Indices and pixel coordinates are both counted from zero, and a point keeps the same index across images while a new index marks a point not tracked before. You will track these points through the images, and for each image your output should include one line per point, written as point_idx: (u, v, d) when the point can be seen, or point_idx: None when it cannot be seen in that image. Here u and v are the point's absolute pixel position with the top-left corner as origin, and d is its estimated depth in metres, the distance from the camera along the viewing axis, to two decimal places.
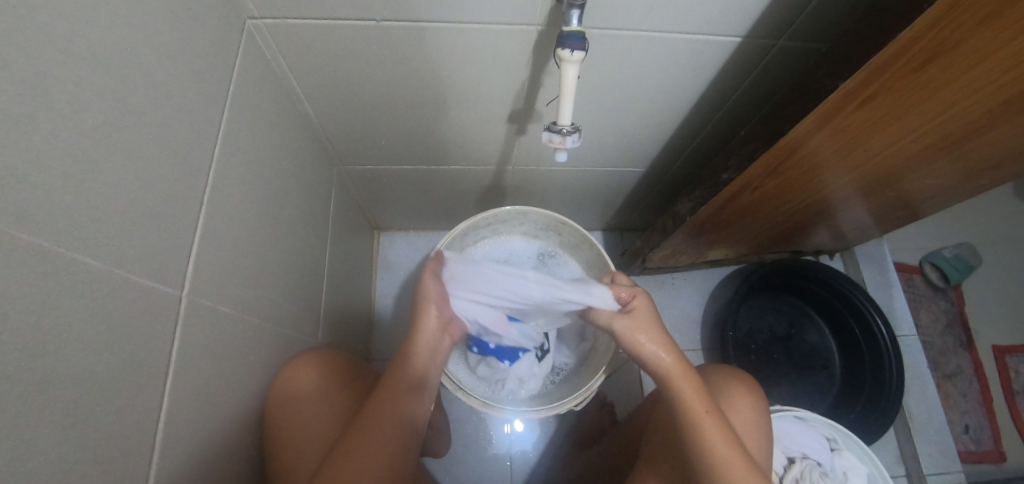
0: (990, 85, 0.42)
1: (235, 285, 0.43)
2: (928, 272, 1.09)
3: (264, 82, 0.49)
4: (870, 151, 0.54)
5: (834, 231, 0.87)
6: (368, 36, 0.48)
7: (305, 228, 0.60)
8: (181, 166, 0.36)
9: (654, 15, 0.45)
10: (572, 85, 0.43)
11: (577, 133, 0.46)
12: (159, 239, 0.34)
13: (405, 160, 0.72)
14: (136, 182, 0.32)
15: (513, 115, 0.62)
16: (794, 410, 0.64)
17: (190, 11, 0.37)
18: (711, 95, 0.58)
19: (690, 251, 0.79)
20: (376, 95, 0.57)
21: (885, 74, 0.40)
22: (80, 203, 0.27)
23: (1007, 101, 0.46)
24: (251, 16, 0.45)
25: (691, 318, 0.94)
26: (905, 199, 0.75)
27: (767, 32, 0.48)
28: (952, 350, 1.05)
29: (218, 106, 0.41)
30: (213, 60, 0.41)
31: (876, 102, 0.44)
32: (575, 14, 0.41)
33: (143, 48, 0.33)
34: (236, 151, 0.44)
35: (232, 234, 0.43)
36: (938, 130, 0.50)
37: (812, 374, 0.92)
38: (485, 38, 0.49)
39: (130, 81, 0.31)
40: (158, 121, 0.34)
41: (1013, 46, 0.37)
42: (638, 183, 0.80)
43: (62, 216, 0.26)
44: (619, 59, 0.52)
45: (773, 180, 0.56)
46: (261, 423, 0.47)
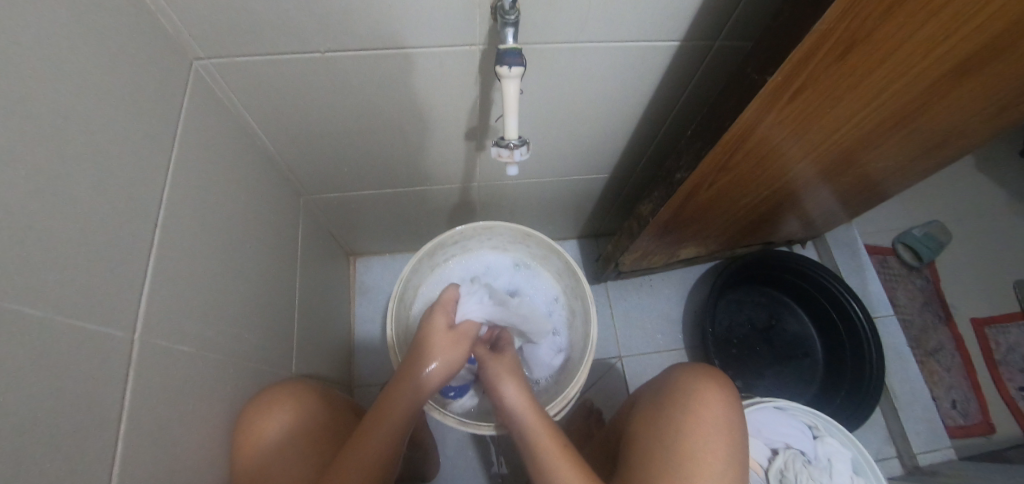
0: (918, 65, 0.44)
1: (195, 322, 0.43)
2: (901, 252, 1.10)
3: (217, 120, 0.50)
4: (816, 138, 0.55)
5: (802, 218, 0.88)
6: (315, 68, 0.49)
7: (271, 260, 0.60)
8: (128, 209, 0.37)
9: (589, 26, 0.47)
10: (515, 100, 0.44)
11: (524, 146, 0.47)
12: (108, 284, 0.34)
13: (370, 186, 0.73)
14: (80, 228, 0.32)
15: (469, 133, 0.63)
16: (774, 400, 0.64)
17: (131, 58, 0.38)
18: (660, 97, 0.60)
19: (660, 251, 0.80)
20: (331, 125, 0.58)
21: (808, 67, 0.41)
22: (19, 253, 0.27)
23: (936, 80, 0.47)
24: (197, 57, 0.46)
25: (671, 317, 0.95)
26: (865, 181, 0.77)
27: (702, 34, 0.50)
28: (932, 326, 1.06)
29: (166, 148, 0.42)
30: (160, 104, 0.41)
31: (808, 93, 0.45)
32: (510, 32, 0.42)
33: (84, 96, 0.33)
34: (190, 189, 0.44)
35: (189, 272, 0.43)
36: (879, 111, 0.52)
37: (795, 363, 0.93)
38: (429, 62, 0.50)
39: (71, 130, 0.32)
40: (103, 166, 0.34)
41: (925, 28, 0.39)
42: (603, 189, 0.81)
43: (1, 268, 0.26)
44: (563, 72, 0.53)
45: (727, 175, 0.58)
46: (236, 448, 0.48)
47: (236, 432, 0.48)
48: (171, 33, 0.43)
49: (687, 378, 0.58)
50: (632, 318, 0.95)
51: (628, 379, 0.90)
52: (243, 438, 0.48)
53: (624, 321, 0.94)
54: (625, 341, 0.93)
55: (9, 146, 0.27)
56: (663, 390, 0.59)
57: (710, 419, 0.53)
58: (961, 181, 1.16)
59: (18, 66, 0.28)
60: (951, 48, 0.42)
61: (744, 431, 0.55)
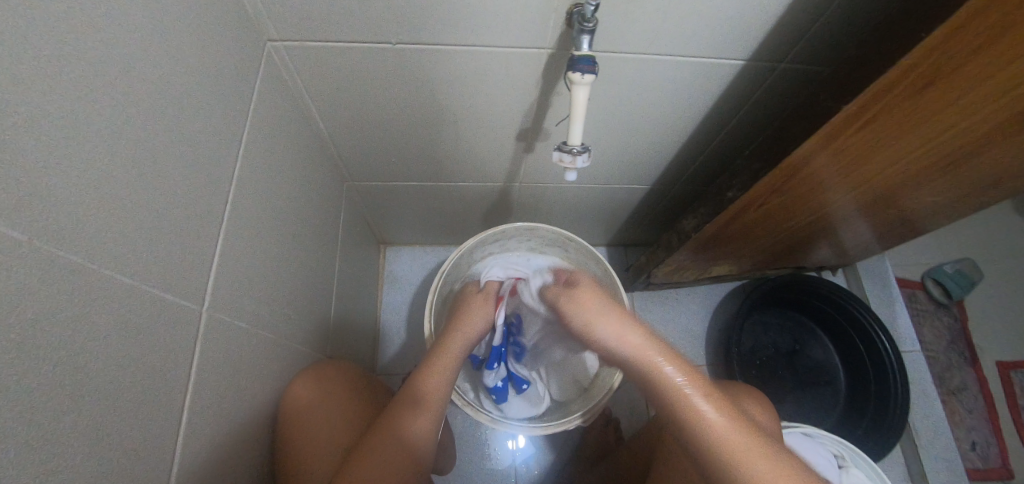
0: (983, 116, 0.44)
1: (251, 300, 0.44)
2: (930, 288, 1.09)
3: (281, 102, 0.51)
4: (872, 171, 0.55)
5: (836, 247, 0.88)
6: (384, 59, 0.50)
7: (314, 242, 0.61)
8: (207, 186, 0.37)
9: (660, 40, 0.47)
10: (582, 107, 0.44)
11: (587, 153, 0.47)
12: (183, 257, 0.34)
13: (414, 177, 0.73)
14: (166, 201, 0.33)
15: (521, 134, 0.63)
16: (802, 427, 0.65)
17: (215, 36, 0.39)
18: (716, 115, 0.59)
19: (694, 267, 0.80)
20: (389, 115, 0.59)
21: (884, 99, 0.41)
22: (116, 220, 0.28)
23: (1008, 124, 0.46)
24: (271, 38, 0.47)
25: (695, 333, 0.95)
26: (903, 217, 0.76)
27: (770, 56, 0.50)
28: (957, 366, 1.04)
29: (239, 128, 0.42)
30: (236, 82, 0.42)
31: (876, 126, 0.45)
32: (586, 39, 0.42)
33: (175, 71, 0.34)
34: (255, 169, 0.45)
35: (250, 250, 0.44)
36: (935, 154, 0.52)
37: (817, 391, 0.92)
38: (495, 60, 0.50)
39: (161, 103, 0.33)
40: (185, 140, 0.35)
41: (994, 82, 0.39)
42: (641, 200, 0.81)
43: (97, 236, 0.27)
44: (625, 83, 0.53)
45: (777, 199, 0.58)
46: (278, 416, 0.48)
47: (285, 407, 0.49)
48: (251, 15, 0.44)
49: (726, 395, 0.58)
50: (656, 331, 0.95)
51: None
52: (289, 414, 0.49)
53: (649, 333, 0.94)
54: None
55: (103, 111, 0.27)
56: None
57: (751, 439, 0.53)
58: (997, 222, 1.14)
59: (117, 31, 0.28)
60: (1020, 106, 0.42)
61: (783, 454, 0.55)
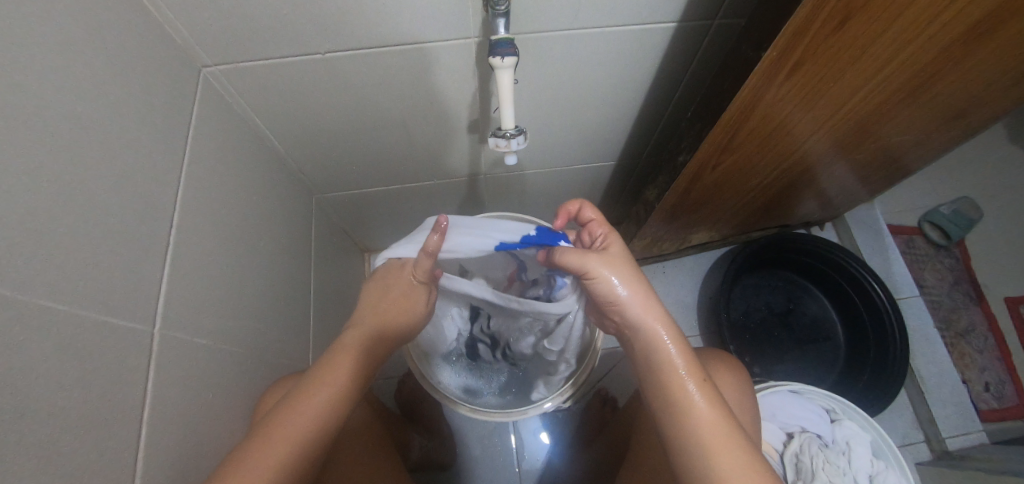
0: (927, 29, 0.41)
1: (212, 318, 0.45)
2: (928, 231, 1.07)
3: (227, 124, 0.53)
4: (826, 111, 0.53)
5: (821, 198, 0.85)
6: (320, 69, 0.51)
7: (282, 257, 0.62)
8: (149, 212, 0.39)
9: (583, 14, 0.47)
10: (509, 90, 0.45)
11: (522, 135, 0.48)
12: (127, 284, 0.36)
13: (380, 182, 0.75)
14: (104, 230, 0.34)
15: (472, 126, 0.64)
16: (788, 384, 0.62)
17: (144, 69, 0.40)
18: (662, 80, 0.59)
19: (671, 237, 0.79)
20: (339, 125, 0.61)
21: (806, 39, 0.40)
22: (47, 252, 0.30)
23: (957, 38, 0.44)
24: (205, 65, 0.48)
25: (685, 304, 0.94)
26: (886, 156, 0.72)
27: (698, 14, 0.49)
28: (963, 306, 1.02)
29: (180, 155, 0.44)
30: (172, 111, 0.44)
31: (809, 67, 0.43)
32: (502, 23, 0.43)
33: (102, 108, 0.35)
34: (203, 191, 0.47)
35: (206, 269, 0.45)
36: (893, 80, 0.49)
37: (816, 348, 0.90)
38: (425, 57, 0.51)
39: (89, 139, 0.34)
40: (120, 171, 0.36)
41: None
42: (611, 176, 0.81)
43: (29, 269, 0.28)
44: (558, 61, 0.54)
45: (732, 155, 0.56)
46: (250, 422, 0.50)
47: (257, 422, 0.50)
48: (181, 44, 0.45)
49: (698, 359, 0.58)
50: None
51: None
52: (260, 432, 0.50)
53: None
54: None
55: (24, 148, 0.29)
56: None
57: (728, 402, 0.53)
58: (992, 157, 1.10)
59: (31, 72, 0.30)
60: (962, 7, 0.39)
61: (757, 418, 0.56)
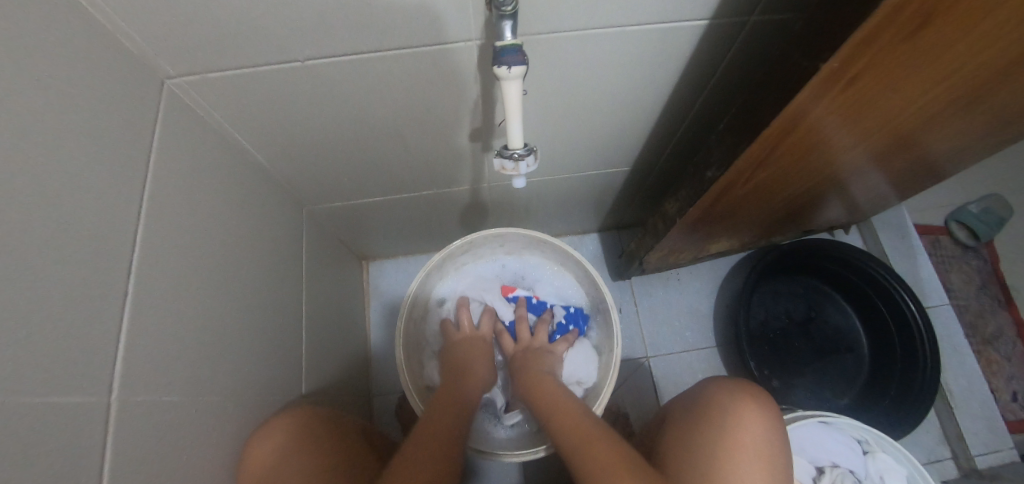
0: (1013, 35, 0.34)
1: (186, 365, 0.40)
2: (956, 231, 1.01)
3: (198, 140, 0.46)
4: (874, 124, 0.46)
5: (849, 204, 0.79)
6: (301, 78, 0.45)
7: (266, 281, 0.57)
8: (102, 256, 0.33)
9: (603, 12, 0.41)
10: (517, 103, 0.38)
11: (531, 155, 0.42)
12: (75, 345, 0.30)
13: (375, 192, 0.69)
14: (46, 287, 0.29)
15: (474, 134, 0.58)
16: (819, 416, 0.56)
17: (93, 85, 0.34)
18: (686, 83, 0.52)
19: (688, 247, 0.73)
20: (327, 135, 0.54)
21: (870, 49, 0.33)
22: None
23: None
24: (168, 75, 0.42)
25: (700, 313, 0.89)
26: (928, 163, 0.66)
27: (735, 10, 0.42)
28: (990, 311, 0.97)
29: (140, 182, 0.38)
30: (130, 131, 0.38)
31: (866, 79, 0.37)
32: (508, 26, 0.36)
33: (44, 137, 0.30)
34: (172, 221, 0.41)
35: (177, 310, 0.40)
36: (957, 92, 0.42)
37: (838, 359, 0.85)
38: (420, 62, 0.45)
39: (28, 178, 0.28)
40: (66, 213, 0.31)
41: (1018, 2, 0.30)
42: (624, 181, 0.75)
43: None
44: (571, 64, 0.47)
45: (763, 171, 0.50)
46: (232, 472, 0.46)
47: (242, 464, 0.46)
48: (135, 52, 0.39)
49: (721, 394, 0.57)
50: (659, 316, 0.89)
51: (656, 381, 0.85)
52: None
53: (651, 318, 0.89)
54: (653, 341, 0.88)
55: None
56: (696, 406, 0.57)
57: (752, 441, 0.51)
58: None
59: None
60: None
61: (784, 451, 0.53)
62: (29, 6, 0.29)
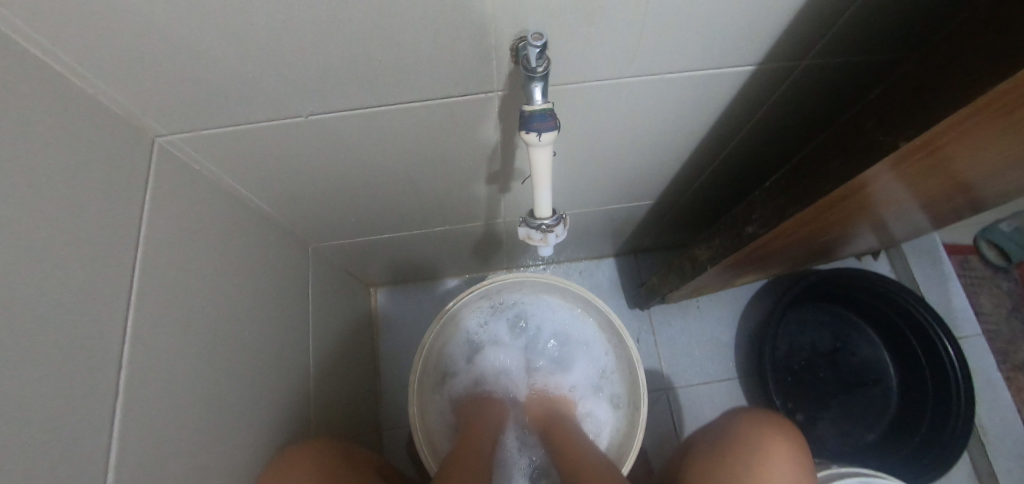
0: None
1: (188, 450, 0.38)
2: (985, 251, 0.97)
3: (195, 197, 0.43)
4: (936, 182, 0.42)
5: (884, 234, 0.75)
6: (304, 131, 0.41)
7: (272, 335, 0.54)
8: (92, 355, 0.30)
9: (641, 61, 0.37)
10: (547, 169, 0.35)
11: (560, 225, 0.38)
12: (57, 466, 0.27)
13: (384, 231, 0.65)
14: (30, 405, 0.26)
15: (491, 177, 0.54)
16: (859, 475, 0.53)
17: (80, 160, 0.31)
18: (724, 125, 0.48)
19: (714, 283, 0.70)
20: (333, 181, 0.51)
21: (955, 129, 0.28)
22: None
23: None
24: (159, 133, 0.38)
25: (721, 343, 0.85)
26: (977, 202, 0.61)
27: (786, 56, 0.38)
28: (1022, 336, 0.93)
29: (133, 260, 0.34)
30: (122, 204, 0.34)
31: (940, 153, 0.32)
32: (538, 87, 0.32)
33: (28, 234, 0.27)
34: (170, 295, 0.38)
35: (176, 392, 0.37)
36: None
37: (865, 392, 0.81)
38: (437, 113, 0.41)
39: (4, 287, 0.25)
40: (50, 317, 0.27)
41: None
42: (647, 214, 0.71)
43: None
44: (600, 111, 0.43)
45: (806, 227, 0.46)
46: None
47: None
48: (123, 114, 0.35)
49: (746, 425, 0.53)
50: (678, 346, 0.85)
51: (676, 416, 0.81)
52: None
53: (670, 349, 0.85)
54: (672, 373, 0.84)
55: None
56: (720, 438, 0.53)
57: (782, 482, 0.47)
58: None
59: None
60: None
61: None
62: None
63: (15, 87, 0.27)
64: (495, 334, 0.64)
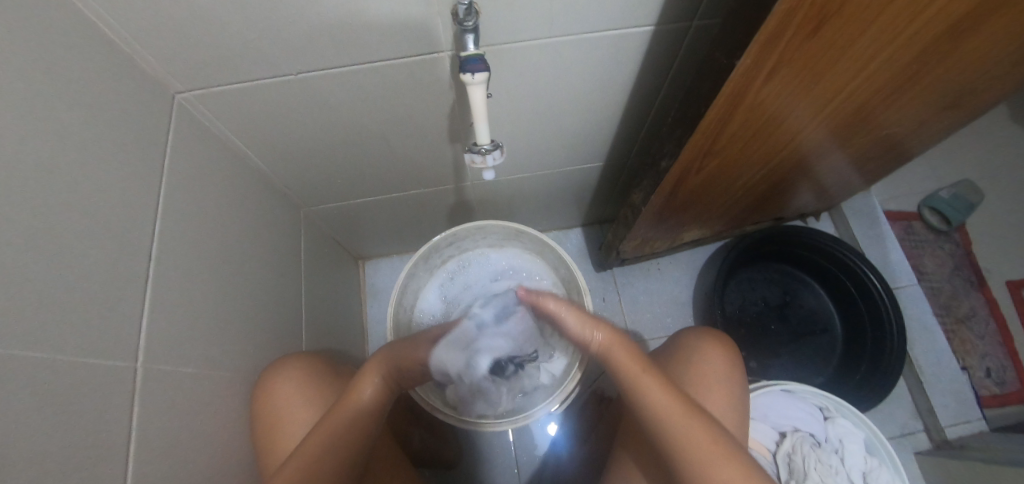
0: (903, 27, 0.41)
1: (198, 344, 0.46)
2: (928, 216, 1.05)
3: (205, 148, 0.52)
4: (808, 111, 0.52)
5: (814, 190, 0.84)
6: (292, 90, 0.51)
7: (270, 275, 0.63)
8: (124, 248, 0.39)
9: (557, 23, 0.47)
10: (482, 107, 0.44)
11: (498, 150, 0.47)
12: (103, 320, 0.36)
13: (367, 193, 0.74)
14: (81, 268, 0.34)
15: (454, 136, 0.63)
16: (781, 384, 0.62)
17: (116, 104, 0.40)
18: (644, 83, 0.58)
19: (662, 236, 0.79)
20: (318, 141, 0.60)
21: (779, 47, 0.39)
22: (28, 300, 0.30)
23: (933, 33, 0.43)
24: (178, 90, 0.48)
25: (680, 301, 0.94)
26: (878, 147, 0.71)
27: (675, 18, 0.48)
28: (962, 292, 1.00)
29: (154, 186, 0.44)
30: (146, 142, 0.43)
31: (785, 72, 0.43)
32: (470, 38, 0.42)
33: (77, 147, 0.36)
34: (182, 218, 0.47)
35: (187, 295, 0.46)
36: (879, 73, 0.48)
37: (813, 339, 0.90)
38: (399, 72, 0.50)
39: (61, 180, 0.34)
40: (94, 212, 0.36)
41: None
42: (600, 177, 0.80)
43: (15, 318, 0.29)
44: (534, 69, 0.53)
45: (714, 160, 0.56)
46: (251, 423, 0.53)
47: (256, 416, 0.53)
48: (148, 72, 0.45)
49: (690, 339, 0.61)
50: (641, 304, 0.94)
51: None
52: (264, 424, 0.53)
53: (633, 306, 0.93)
54: (635, 328, 0.92)
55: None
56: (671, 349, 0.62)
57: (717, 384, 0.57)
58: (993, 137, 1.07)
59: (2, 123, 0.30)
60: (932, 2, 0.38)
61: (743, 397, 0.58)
62: (59, 39, 0.35)
63: (71, 44, 0.36)
64: (450, 285, 0.74)
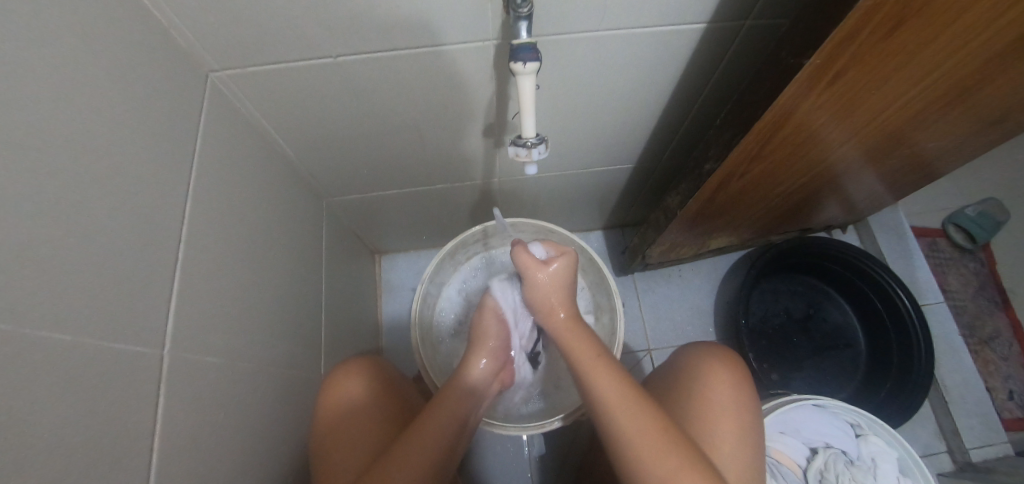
0: (979, 39, 0.39)
1: (222, 333, 0.44)
2: (952, 234, 1.03)
3: (235, 130, 0.51)
4: (858, 121, 0.50)
5: (845, 203, 0.82)
6: (328, 73, 0.49)
7: (293, 265, 0.61)
8: (152, 229, 0.37)
9: (610, 17, 0.45)
10: (531, 98, 0.42)
11: (543, 144, 0.46)
12: (130, 303, 0.34)
13: (392, 185, 0.73)
14: (109, 249, 0.32)
15: (488, 130, 0.62)
16: (813, 399, 0.60)
17: (149, 77, 0.39)
18: (689, 82, 0.56)
19: (690, 242, 0.77)
20: (349, 128, 0.58)
21: (851, 47, 0.37)
22: (55, 280, 0.28)
23: (1006, 47, 0.41)
24: (212, 69, 0.46)
25: (702, 308, 0.92)
26: (916, 163, 0.70)
27: (732, 16, 0.46)
28: (987, 311, 0.98)
29: (184, 166, 0.42)
30: (178, 119, 0.42)
31: (849, 75, 0.41)
32: (524, 26, 0.40)
33: (108, 119, 0.34)
34: (210, 201, 0.45)
35: (213, 282, 0.44)
36: (941, 86, 0.46)
37: (836, 354, 0.88)
38: (441, 61, 0.49)
39: (92, 154, 0.32)
40: (124, 190, 0.34)
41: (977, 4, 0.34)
42: (629, 179, 0.78)
43: (42, 299, 0.27)
44: (579, 63, 0.51)
45: (758, 165, 0.54)
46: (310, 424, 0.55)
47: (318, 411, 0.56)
48: (183, 47, 0.43)
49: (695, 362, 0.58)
50: (662, 311, 0.92)
51: None
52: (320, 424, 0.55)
53: (654, 313, 0.92)
54: (655, 335, 0.90)
55: (23, 168, 0.26)
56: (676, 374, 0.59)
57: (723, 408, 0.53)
58: None
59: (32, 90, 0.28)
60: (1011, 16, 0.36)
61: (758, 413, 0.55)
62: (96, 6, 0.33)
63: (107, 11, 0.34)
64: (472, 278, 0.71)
